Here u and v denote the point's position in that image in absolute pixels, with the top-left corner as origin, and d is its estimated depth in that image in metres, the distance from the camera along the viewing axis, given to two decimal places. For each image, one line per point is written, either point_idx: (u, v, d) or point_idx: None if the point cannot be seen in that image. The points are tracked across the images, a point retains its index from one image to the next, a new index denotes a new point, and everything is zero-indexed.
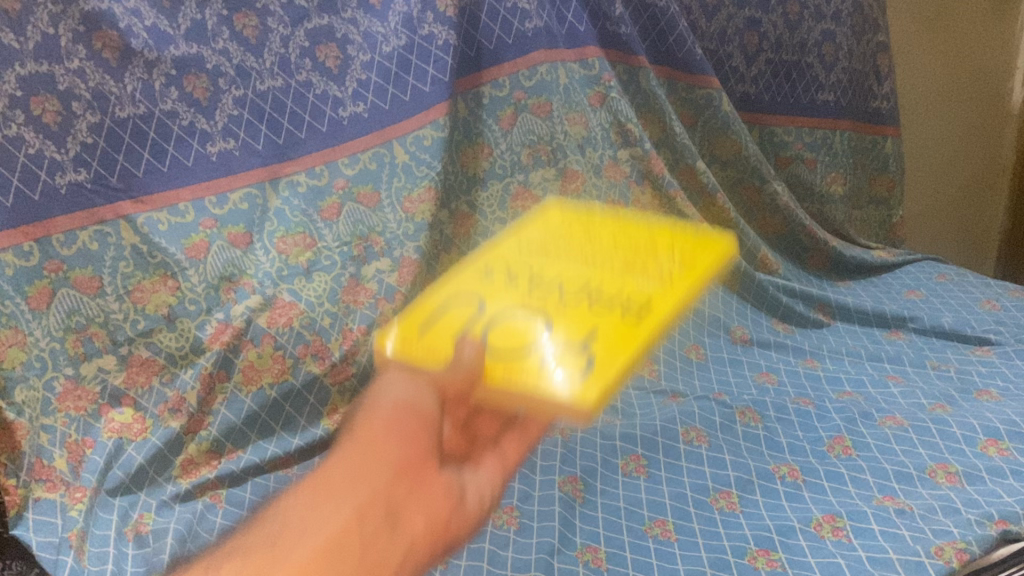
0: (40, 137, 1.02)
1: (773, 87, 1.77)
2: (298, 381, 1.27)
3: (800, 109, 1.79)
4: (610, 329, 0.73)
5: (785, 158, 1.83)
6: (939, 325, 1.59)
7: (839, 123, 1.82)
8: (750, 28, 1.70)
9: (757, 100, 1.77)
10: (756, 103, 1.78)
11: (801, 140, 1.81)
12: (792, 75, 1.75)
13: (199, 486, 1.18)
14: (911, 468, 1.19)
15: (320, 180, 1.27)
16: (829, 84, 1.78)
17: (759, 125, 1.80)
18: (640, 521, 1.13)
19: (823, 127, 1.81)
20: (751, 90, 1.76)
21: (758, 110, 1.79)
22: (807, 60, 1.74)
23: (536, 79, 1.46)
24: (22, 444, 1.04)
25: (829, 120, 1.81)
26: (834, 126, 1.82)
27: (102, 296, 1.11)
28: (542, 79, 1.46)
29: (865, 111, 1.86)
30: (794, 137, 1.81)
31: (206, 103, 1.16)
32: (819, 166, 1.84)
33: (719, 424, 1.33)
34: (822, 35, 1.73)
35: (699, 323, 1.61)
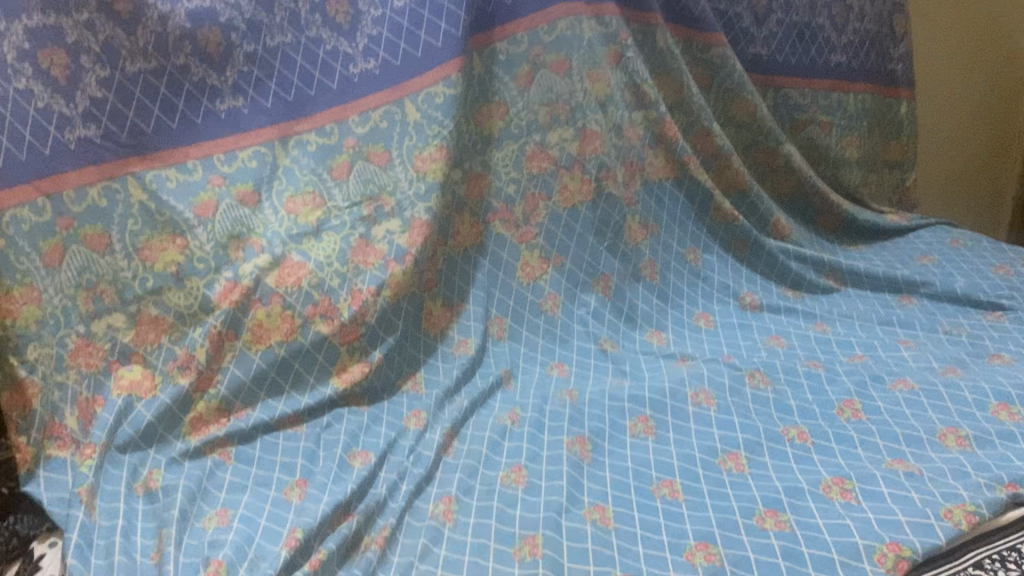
0: (49, 91, 1.04)
1: (785, 48, 1.75)
2: (307, 340, 1.24)
3: (812, 70, 1.79)
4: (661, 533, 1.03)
5: (801, 122, 1.83)
6: (951, 290, 1.59)
7: (843, 84, 1.83)
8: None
9: (768, 61, 1.75)
10: (767, 64, 1.75)
11: (817, 104, 1.82)
12: (805, 36, 1.75)
13: (208, 444, 1.15)
14: (922, 432, 1.19)
15: (330, 139, 1.26)
16: (840, 44, 1.79)
17: (772, 87, 1.77)
18: (648, 481, 1.13)
19: (833, 92, 1.82)
20: (762, 52, 1.73)
21: (769, 71, 1.76)
22: (818, 21, 1.75)
23: (556, 34, 1.45)
24: (33, 402, 1.08)
25: (833, 81, 1.82)
26: (834, 86, 1.82)
27: (111, 254, 1.11)
28: (562, 34, 1.45)
29: (883, 73, 1.86)
30: (808, 99, 1.81)
31: (218, 58, 1.15)
32: (835, 129, 1.85)
33: (728, 386, 1.33)
34: None
35: (708, 291, 1.63)
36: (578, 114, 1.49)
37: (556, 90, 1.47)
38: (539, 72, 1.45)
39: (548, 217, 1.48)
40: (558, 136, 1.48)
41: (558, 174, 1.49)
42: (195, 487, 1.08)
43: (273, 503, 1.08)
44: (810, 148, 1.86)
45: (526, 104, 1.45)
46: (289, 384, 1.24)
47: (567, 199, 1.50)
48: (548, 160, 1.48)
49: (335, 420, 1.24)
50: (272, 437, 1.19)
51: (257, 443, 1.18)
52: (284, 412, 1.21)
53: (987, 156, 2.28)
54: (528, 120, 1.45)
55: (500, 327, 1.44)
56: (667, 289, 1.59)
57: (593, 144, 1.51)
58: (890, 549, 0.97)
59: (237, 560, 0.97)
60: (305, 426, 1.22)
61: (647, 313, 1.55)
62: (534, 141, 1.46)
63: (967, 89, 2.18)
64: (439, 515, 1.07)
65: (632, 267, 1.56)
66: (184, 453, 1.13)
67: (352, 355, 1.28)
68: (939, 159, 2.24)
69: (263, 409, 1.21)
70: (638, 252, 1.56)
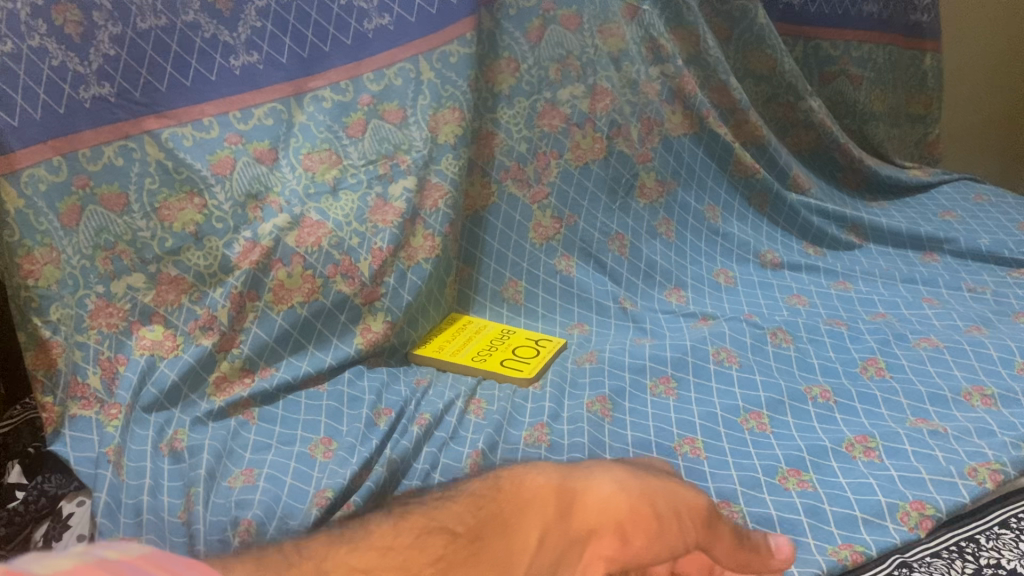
0: (62, 48, 1.02)
1: None
2: (329, 300, 1.24)
3: (844, 19, 1.79)
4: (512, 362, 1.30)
5: (830, 74, 1.85)
6: (976, 247, 1.58)
7: (873, 35, 1.81)
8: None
9: (801, 11, 1.79)
10: (801, 14, 1.79)
11: (849, 55, 1.82)
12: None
13: (232, 404, 1.15)
14: (946, 391, 1.18)
15: (345, 95, 1.26)
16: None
17: (803, 36, 1.82)
18: (669, 438, 1.13)
19: (866, 42, 1.81)
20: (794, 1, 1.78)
21: (801, 22, 1.80)
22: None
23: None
24: (58, 361, 1.05)
25: (867, 31, 1.81)
26: (866, 36, 1.81)
27: (129, 214, 1.10)
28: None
29: (905, 25, 1.83)
30: (840, 51, 1.82)
31: (228, 14, 1.15)
32: (865, 82, 1.84)
33: (750, 345, 1.32)
34: None
35: (728, 247, 1.61)
36: (589, 70, 1.49)
37: (566, 45, 1.46)
38: (549, 27, 1.44)
39: (560, 174, 1.49)
40: (569, 93, 1.47)
41: (570, 132, 1.48)
42: (220, 447, 1.07)
43: (297, 459, 1.08)
44: (839, 100, 1.87)
45: (537, 60, 1.44)
46: (312, 343, 1.24)
47: (579, 157, 1.50)
48: (559, 117, 1.47)
49: (356, 377, 1.24)
50: (295, 396, 1.20)
51: (280, 403, 1.18)
52: (307, 371, 1.21)
53: (1009, 108, 2.28)
54: (539, 77, 1.45)
55: (515, 290, 1.45)
56: (685, 247, 1.59)
57: (604, 101, 1.51)
58: (913, 508, 0.97)
59: (265, 518, 0.95)
60: (327, 385, 1.22)
61: (666, 269, 1.54)
62: (545, 99, 1.46)
63: (994, 36, 2.17)
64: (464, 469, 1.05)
65: (647, 223, 1.56)
66: (208, 413, 1.13)
67: (373, 314, 1.28)
68: (965, 109, 2.22)
69: (286, 368, 1.21)
70: (653, 210, 1.57)
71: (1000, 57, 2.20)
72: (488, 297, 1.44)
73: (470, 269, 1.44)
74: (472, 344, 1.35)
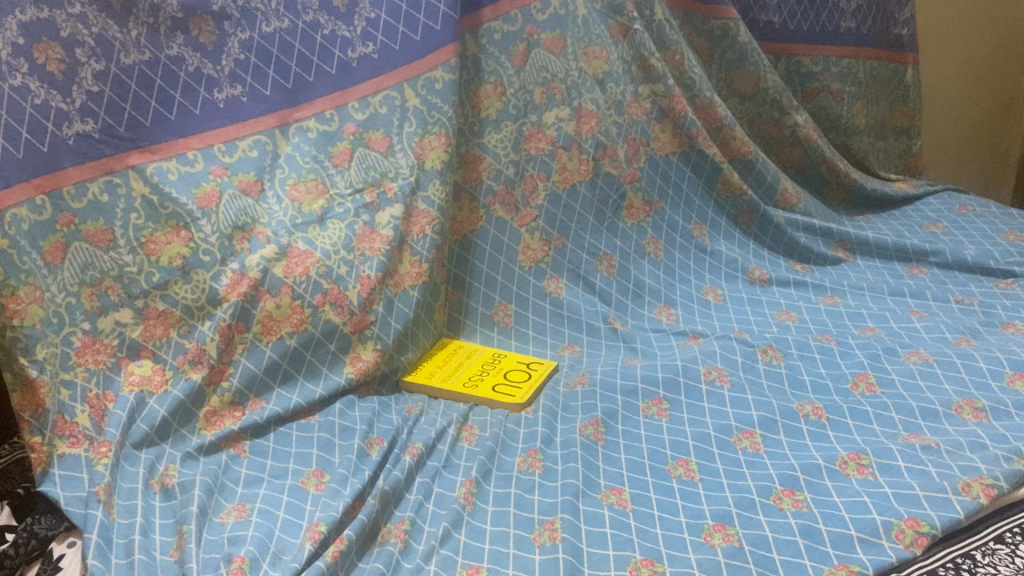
0: (44, 87, 1.02)
1: (797, 14, 1.79)
2: (318, 330, 1.23)
3: (825, 36, 1.82)
4: (500, 386, 1.30)
5: (812, 91, 1.86)
6: (962, 259, 1.59)
7: (854, 50, 1.84)
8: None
9: (782, 28, 1.80)
10: (781, 31, 1.80)
11: (830, 71, 1.84)
12: (816, 2, 1.79)
13: (223, 438, 1.14)
14: (937, 405, 1.18)
15: (331, 125, 1.27)
16: (850, 10, 1.81)
17: (784, 54, 1.82)
18: (662, 461, 1.13)
19: (846, 58, 1.84)
20: (775, 19, 1.79)
21: (781, 39, 1.81)
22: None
23: (549, 13, 1.47)
24: (45, 401, 1.03)
25: (845, 47, 1.83)
26: (850, 52, 1.84)
27: (115, 249, 1.10)
28: (555, 13, 1.48)
29: (889, 38, 1.87)
30: (821, 67, 1.83)
31: (212, 47, 1.16)
32: (846, 97, 1.86)
33: (741, 363, 1.32)
34: None
35: (716, 265, 1.62)
36: (574, 93, 1.51)
37: (551, 69, 1.48)
38: (533, 51, 1.46)
39: (547, 198, 1.49)
40: (554, 116, 1.49)
41: (556, 154, 1.49)
42: (212, 482, 1.07)
43: (290, 493, 1.08)
44: (823, 117, 1.89)
45: (523, 83, 1.45)
46: (301, 373, 1.24)
47: (566, 178, 1.50)
48: (545, 140, 1.48)
49: (347, 407, 1.24)
50: (285, 428, 1.19)
51: (270, 435, 1.18)
52: (297, 402, 1.21)
53: (989, 114, 2.33)
54: (525, 100, 1.45)
55: (505, 313, 1.45)
56: (673, 265, 1.59)
57: (590, 123, 1.52)
58: (909, 525, 0.96)
59: (259, 555, 0.96)
60: (318, 416, 1.21)
61: (655, 287, 1.54)
62: (531, 122, 1.47)
63: (970, 49, 2.21)
64: (459, 499, 1.06)
65: (635, 243, 1.57)
66: (199, 448, 1.12)
67: (363, 342, 1.28)
68: (945, 122, 2.28)
69: (276, 400, 1.20)
70: (640, 228, 1.58)
71: (977, 73, 2.25)
72: (478, 321, 1.44)
73: (459, 293, 1.43)
74: (464, 370, 1.34)
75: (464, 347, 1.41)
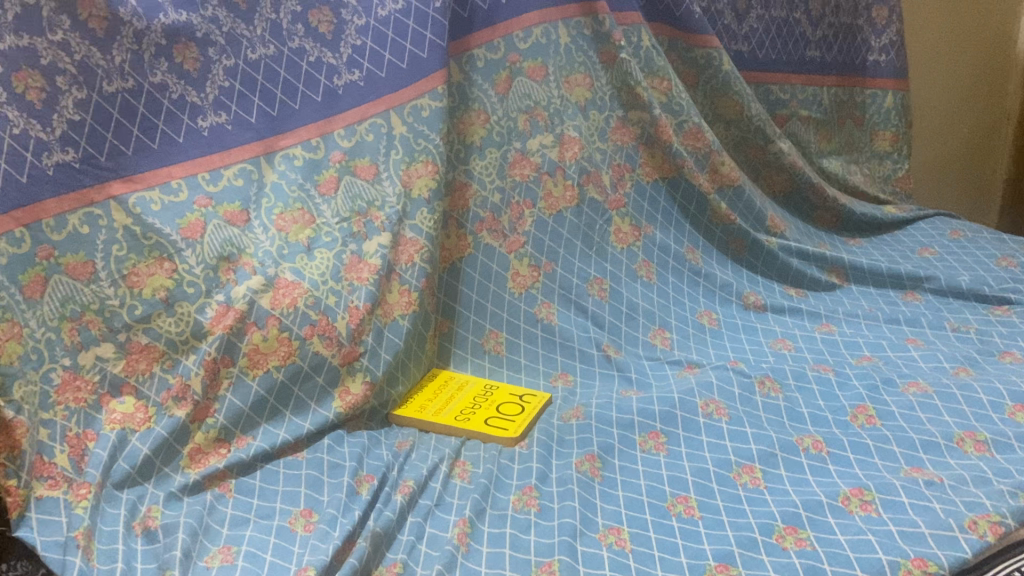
0: (23, 116, 0.99)
1: (766, 44, 1.79)
2: (306, 363, 1.20)
3: (792, 66, 1.84)
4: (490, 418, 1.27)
5: (782, 118, 1.86)
6: (957, 285, 1.58)
7: (815, 79, 1.88)
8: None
9: (750, 58, 1.79)
10: (751, 61, 1.79)
11: (797, 99, 1.86)
12: (783, 32, 1.81)
13: (207, 476, 1.10)
14: (938, 437, 1.16)
15: (316, 152, 1.24)
16: (816, 39, 1.85)
17: (756, 83, 1.81)
18: (662, 498, 1.10)
19: (808, 86, 1.87)
20: (744, 48, 1.77)
21: (753, 68, 1.80)
22: (795, 16, 1.81)
23: (531, 41, 1.45)
24: (21, 443, 0.99)
25: (808, 75, 1.87)
26: (809, 81, 1.87)
27: (96, 282, 1.06)
28: (537, 41, 1.46)
29: (856, 64, 1.92)
30: (788, 94, 1.85)
31: (196, 75, 1.13)
32: (813, 123, 1.89)
33: (739, 396, 1.29)
34: None
35: (711, 289, 1.60)
36: (556, 120, 1.49)
37: (534, 96, 1.46)
38: (515, 79, 1.43)
39: (534, 224, 1.46)
40: (538, 142, 1.47)
41: (541, 180, 1.47)
42: (196, 524, 1.04)
43: (277, 534, 1.04)
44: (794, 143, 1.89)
45: (505, 111, 1.43)
46: (289, 409, 1.20)
47: (551, 205, 1.48)
48: (529, 167, 1.46)
49: (336, 443, 1.20)
50: (272, 465, 1.15)
51: (257, 473, 1.14)
52: (285, 438, 1.17)
53: (977, 134, 2.34)
54: (508, 128, 1.43)
55: (495, 342, 1.42)
56: (667, 289, 1.57)
57: (573, 149, 1.50)
58: (916, 565, 0.93)
59: None
60: (306, 452, 1.18)
61: (649, 311, 1.51)
62: (516, 149, 1.44)
63: (956, 71, 2.23)
64: (453, 539, 1.02)
65: (627, 267, 1.54)
66: (183, 488, 1.09)
67: (352, 375, 1.25)
68: (931, 143, 2.30)
69: (263, 437, 1.16)
70: (630, 253, 1.56)
71: (962, 91, 2.26)
72: (468, 349, 1.41)
73: (449, 322, 1.40)
74: (455, 402, 1.31)
75: (451, 376, 1.38)
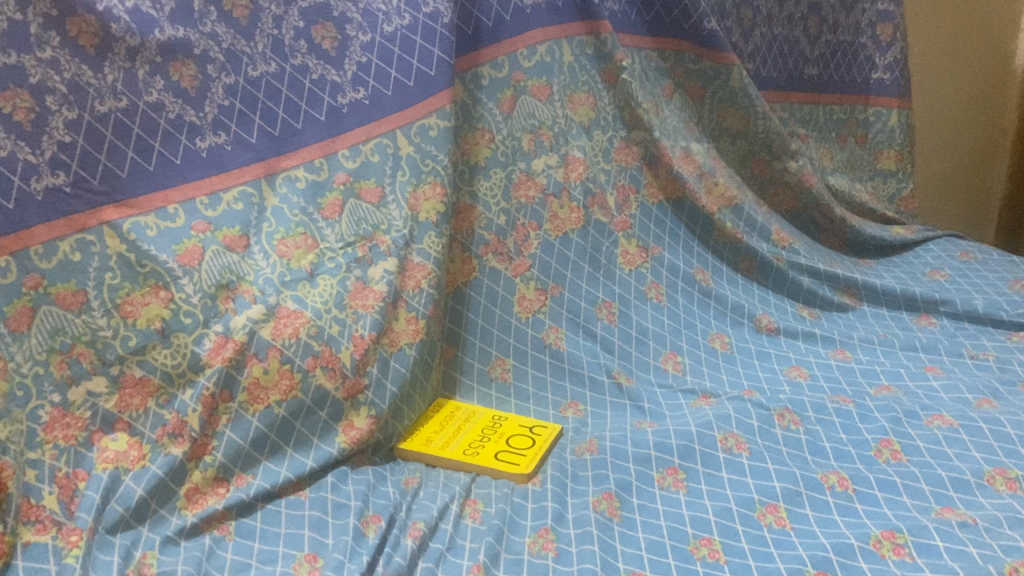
0: (10, 137, 0.93)
1: (769, 61, 1.76)
2: (308, 397, 1.14)
3: (792, 84, 1.81)
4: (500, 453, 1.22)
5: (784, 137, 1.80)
6: (972, 309, 1.54)
7: (813, 96, 1.85)
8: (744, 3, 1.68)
9: (756, 75, 1.75)
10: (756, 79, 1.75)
11: (796, 116, 1.83)
12: (785, 50, 1.78)
13: (206, 518, 1.04)
14: (968, 474, 1.12)
15: (319, 174, 1.18)
16: (814, 57, 1.83)
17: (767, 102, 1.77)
18: (684, 540, 1.05)
19: (807, 104, 1.84)
20: (750, 67, 1.73)
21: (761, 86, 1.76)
22: (796, 34, 1.79)
23: (536, 59, 1.40)
24: (10, 485, 0.94)
25: (806, 93, 1.84)
26: (808, 99, 1.84)
27: (88, 312, 1.00)
28: (542, 59, 1.41)
29: (858, 82, 1.88)
30: (789, 113, 1.82)
31: (194, 93, 1.08)
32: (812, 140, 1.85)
33: (758, 429, 1.24)
34: (809, 8, 1.79)
35: (721, 311, 1.56)
36: (561, 140, 1.44)
37: (538, 115, 1.41)
38: (520, 97, 1.39)
39: (541, 246, 1.41)
40: (543, 163, 1.42)
41: (547, 202, 1.42)
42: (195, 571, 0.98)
43: None
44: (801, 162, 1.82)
45: (510, 130, 1.37)
46: (291, 445, 1.14)
47: (557, 227, 1.43)
48: (535, 188, 1.41)
49: (340, 480, 1.15)
50: (274, 505, 1.09)
51: (258, 514, 1.08)
52: (287, 477, 1.11)
53: (977, 149, 2.31)
54: (513, 147, 1.38)
55: (502, 368, 1.36)
56: (677, 311, 1.52)
57: (578, 170, 1.46)
58: None
59: None
60: (309, 490, 1.12)
61: (659, 335, 1.47)
62: (520, 170, 1.39)
63: (956, 88, 2.21)
64: None
65: (635, 290, 1.50)
66: (180, 531, 1.02)
67: (356, 409, 1.19)
68: (930, 160, 2.27)
69: (264, 475, 1.11)
70: (638, 275, 1.51)
71: (964, 105, 2.24)
72: (474, 378, 1.35)
73: (454, 349, 1.34)
74: (463, 435, 1.26)
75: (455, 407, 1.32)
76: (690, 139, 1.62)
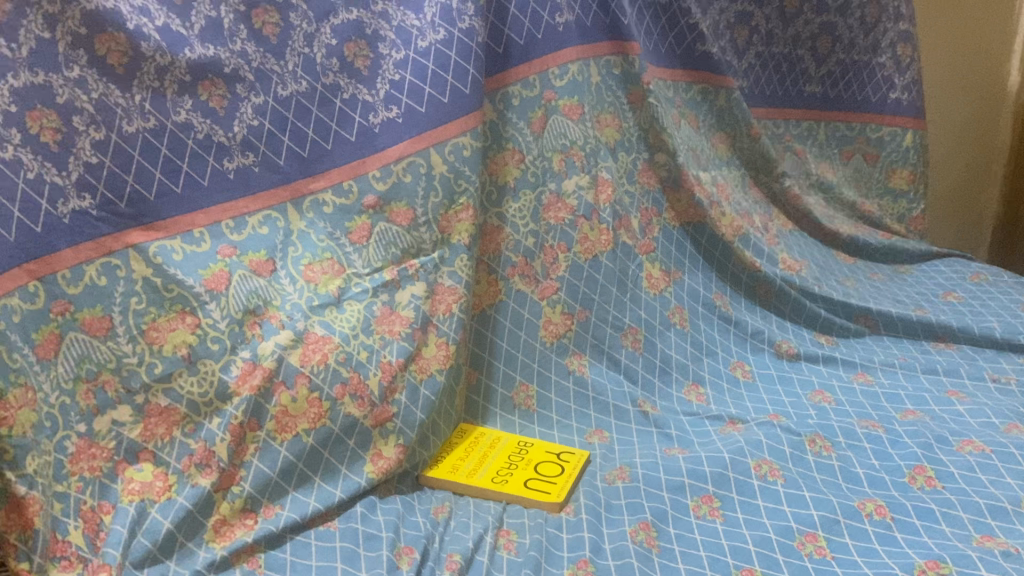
0: (38, 159, 0.90)
1: (762, 78, 1.79)
2: (336, 426, 1.11)
3: (789, 100, 1.84)
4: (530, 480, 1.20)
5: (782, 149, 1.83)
6: (991, 334, 1.54)
7: (813, 112, 1.87)
8: (740, 23, 1.71)
9: (750, 92, 1.77)
10: (750, 96, 1.78)
11: (791, 132, 1.85)
12: (781, 67, 1.81)
13: (235, 552, 1.01)
14: (1006, 502, 1.11)
15: (348, 197, 1.15)
16: (818, 75, 1.85)
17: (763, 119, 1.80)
18: (726, 571, 1.03)
19: (805, 119, 1.86)
20: (744, 85, 1.76)
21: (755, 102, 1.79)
22: (798, 52, 1.82)
23: (567, 78, 1.38)
24: (35, 522, 0.89)
25: (804, 109, 1.86)
26: (804, 113, 1.86)
27: (113, 339, 0.97)
28: (573, 78, 1.38)
29: (880, 102, 1.88)
30: (784, 128, 1.83)
31: (223, 113, 1.05)
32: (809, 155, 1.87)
33: (790, 455, 1.23)
34: (817, 28, 1.81)
35: (741, 337, 1.55)
36: (592, 161, 1.42)
37: (570, 135, 1.39)
38: (551, 117, 1.36)
39: (569, 269, 1.39)
40: (574, 183, 1.39)
41: (577, 224, 1.39)
42: None
43: None
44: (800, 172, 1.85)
45: (540, 151, 1.35)
46: (318, 474, 1.11)
47: (586, 249, 1.40)
48: (565, 209, 1.39)
49: (369, 511, 1.12)
50: (303, 537, 1.06)
51: (287, 546, 1.05)
52: (315, 508, 1.08)
53: (969, 167, 2.32)
54: (544, 168, 1.36)
55: (526, 394, 1.35)
56: (699, 338, 1.51)
57: (607, 192, 1.43)
58: None
59: None
60: (337, 521, 1.09)
61: (683, 364, 1.46)
62: (551, 191, 1.37)
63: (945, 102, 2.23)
64: None
65: (660, 314, 1.48)
66: (208, 565, 0.99)
67: (384, 438, 1.16)
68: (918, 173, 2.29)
69: (292, 506, 1.08)
70: (662, 299, 1.49)
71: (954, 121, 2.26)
72: (498, 404, 1.33)
73: (477, 373, 1.32)
74: (490, 462, 1.24)
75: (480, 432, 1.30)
76: (698, 167, 1.59)
